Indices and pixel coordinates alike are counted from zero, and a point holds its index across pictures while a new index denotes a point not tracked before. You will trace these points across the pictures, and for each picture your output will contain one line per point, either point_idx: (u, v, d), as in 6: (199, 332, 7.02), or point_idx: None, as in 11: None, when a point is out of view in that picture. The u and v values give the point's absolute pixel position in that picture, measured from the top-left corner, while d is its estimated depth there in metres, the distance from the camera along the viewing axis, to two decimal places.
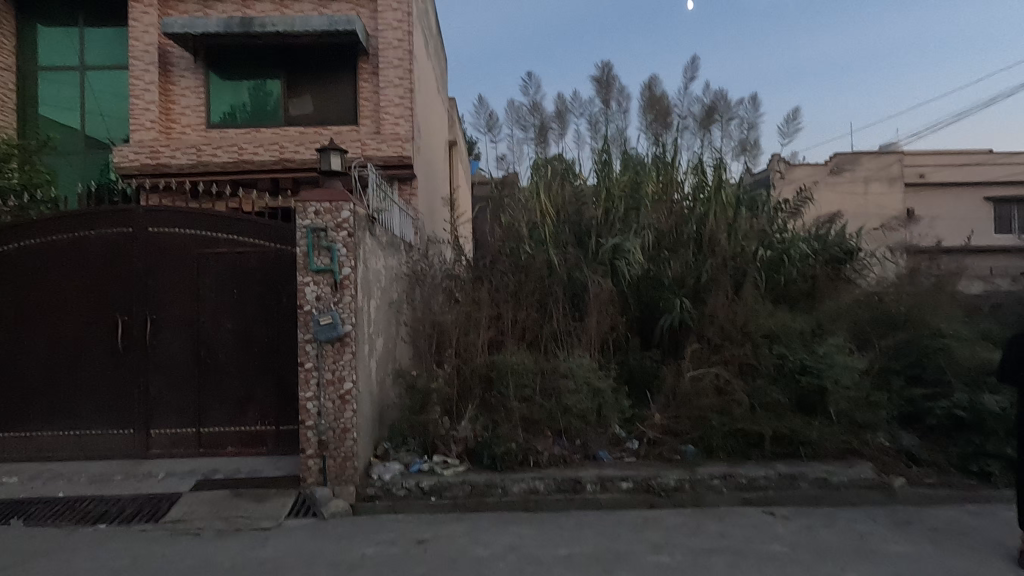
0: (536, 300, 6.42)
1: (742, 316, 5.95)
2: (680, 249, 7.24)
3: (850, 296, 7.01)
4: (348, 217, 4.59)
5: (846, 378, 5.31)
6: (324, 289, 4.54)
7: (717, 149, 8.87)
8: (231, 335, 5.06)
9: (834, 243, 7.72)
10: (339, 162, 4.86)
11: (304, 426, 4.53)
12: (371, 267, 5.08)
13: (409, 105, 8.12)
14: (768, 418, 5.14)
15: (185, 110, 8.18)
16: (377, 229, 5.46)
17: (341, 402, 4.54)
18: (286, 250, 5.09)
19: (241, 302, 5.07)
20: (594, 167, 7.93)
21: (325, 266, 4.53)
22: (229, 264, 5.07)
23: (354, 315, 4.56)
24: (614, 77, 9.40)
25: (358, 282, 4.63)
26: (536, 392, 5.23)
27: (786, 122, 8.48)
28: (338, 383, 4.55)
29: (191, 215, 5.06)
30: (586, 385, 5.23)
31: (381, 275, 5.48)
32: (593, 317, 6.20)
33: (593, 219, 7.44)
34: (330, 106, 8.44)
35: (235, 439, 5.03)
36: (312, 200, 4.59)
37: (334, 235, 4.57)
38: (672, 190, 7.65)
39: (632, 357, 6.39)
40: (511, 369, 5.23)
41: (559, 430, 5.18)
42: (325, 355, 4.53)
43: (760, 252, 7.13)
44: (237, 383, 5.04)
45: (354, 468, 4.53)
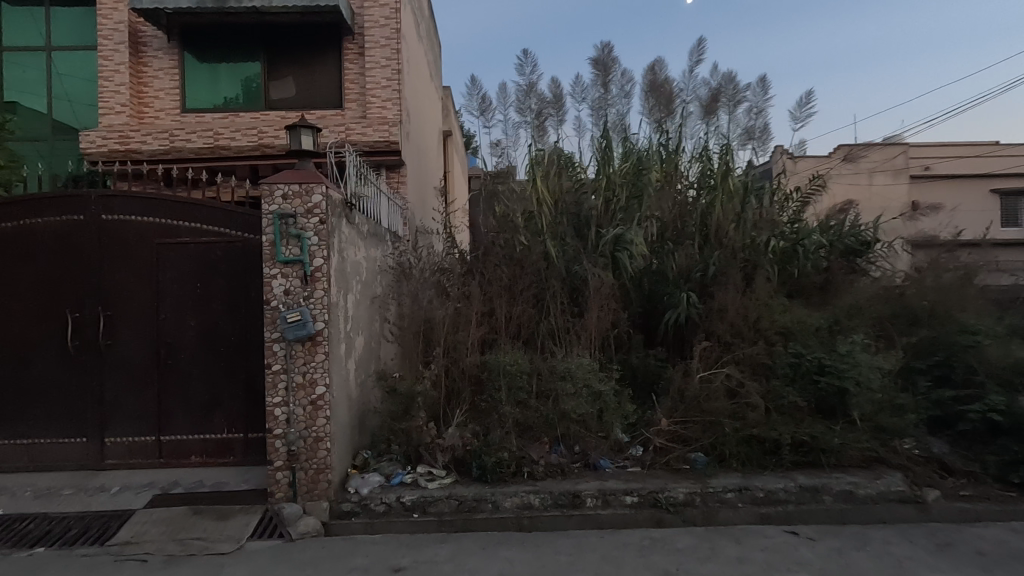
0: (532, 294, 5.93)
1: (754, 311, 5.52)
2: (685, 240, 6.83)
3: (868, 290, 6.55)
4: (320, 202, 4.11)
5: (871, 378, 4.85)
6: (294, 283, 4.08)
7: (724, 136, 8.40)
8: (195, 334, 4.58)
9: (848, 233, 7.26)
10: (311, 141, 4.38)
11: (272, 435, 4.06)
12: (348, 258, 4.60)
13: (397, 88, 7.63)
14: (786, 424, 4.68)
15: (158, 93, 7.70)
16: (357, 217, 4.97)
17: (313, 408, 4.08)
18: (253, 239, 4.61)
19: (205, 297, 4.59)
20: (593, 154, 7.46)
21: (294, 257, 4.06)
22: (192, 255, 4.59)
23: (327, 312, 4.09)
24: (614, 59, 8.91)
25: (332, 275, 4.16)
26: (532, 395, 4.76)
27: (797, 106, 8.00)
28: (310, 387, 4.08)
29: (149, 201, 4.58)
30: (586, 387, 4.76)
31: (361, 268, 5.00)
32: (593, 313, 5.73)
33: (593, 209, 7.01)
34: (313, 89, 7.93)
35: (199, 448, 4.56)
36: (281, 182, 4.11)
37: (304, 222, 4.09)
38: (677, 178, 7.19)
39: (636, 356, 5.93)
40: (504, 370, 4.74)
41: (557, 436, 4.72)
42: (295, 356, 4.07)
43: (772, 243, 6.66)
44: (202, 386, 4.57)
45: (328, 481, 4.06)
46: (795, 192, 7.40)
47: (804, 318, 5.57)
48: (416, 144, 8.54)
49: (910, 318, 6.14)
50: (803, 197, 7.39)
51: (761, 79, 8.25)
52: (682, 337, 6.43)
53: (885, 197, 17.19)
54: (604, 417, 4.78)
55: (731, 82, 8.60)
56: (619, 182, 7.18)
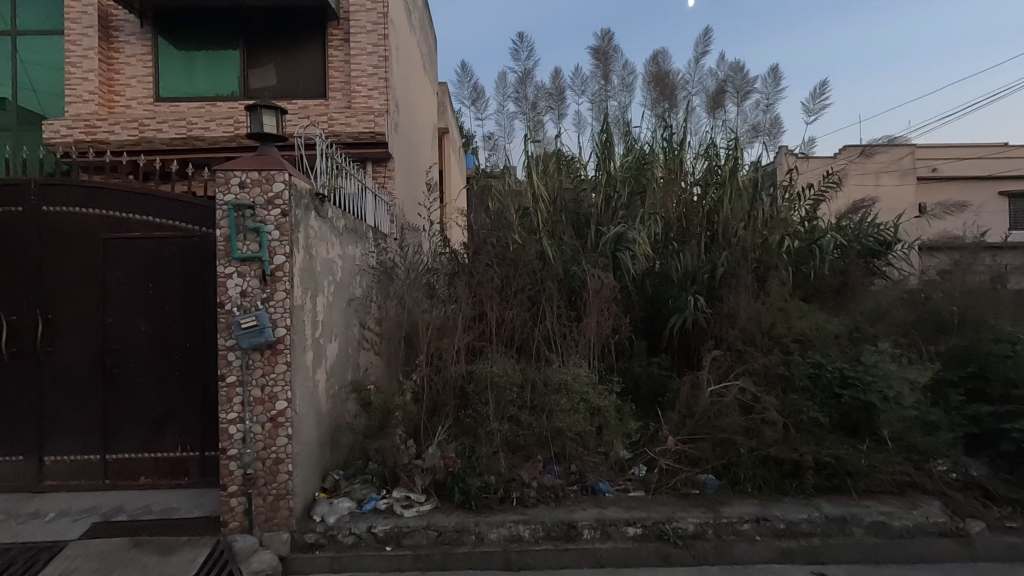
0: (526, 297, 5.43)
1: (770, 316, 5.02)
2: (691, 239, 6.34)
3: (890, 294, 6.06)
4: (282, 192, 3.62)
5: (900, 392, 4.36)
6: (251, 283, 3.59)
7: (732, 130, 7.90)
8: (145, 340, 4.08)
9: (866, 233, 6.78)
10: (275, 123, 3.88)
11: (226, 457, 3.57)
12: (318, 256, 4.12)
13: (384, 76, 7.15)
14: (806, 443, 4.19)
15: (130, 81, 7.24)
16: (331, 210, 4.49)
17: (273, 426, 3.59)
18: (207, 233, 4.12)
19: (158, 299, 4.10)
20: (593, 150, 6.98)
21: (251, 253, 3.57)
22: (143, 252, 4.10)
23: (289, 317, 3.60)
24: (615, 49, 8.44)
25: (296, 274, 3.67)
26: (524, 410, 4.27)
27: (810, 98, 7.50)
28: (269, 402, 3.59)
29: (96, 191, 4.11)
30: (583, 402, 4.22)
31: (336, 267, 4.52)
32: (592, 318, 5.23)
33: (591, 207, 6.55)
34: (296, 78, 7.46)
35: (150, 468, 4.07)
36: (237, 169, 3.61)
37: (263, 214, 3.60)
38: (682, 174, 6.71)
39: (638, 364, 5.46)
40: (492, 382, 4.25)
41: (550, 456, 4.23)
42: (252, 367, 3.58)
43: (786, 242, 6.18)
44: (153, 398, 4.07)
45: (289, 509, 3.57)
46: (808, 188, 6.82)
47: (824, 324, 5.08)
48: (406, 137, 8.07)
49: (938, 324, 5.65)
50: (815, 193, 6.80)
51: (771, 69, 7.76)
52: (688, 343, 5.97)
53: (892, 199, 16.68)
54: (603, 434, 4.27)
55: (739, 72, 8.10)
56: (620, 177, 6.71)
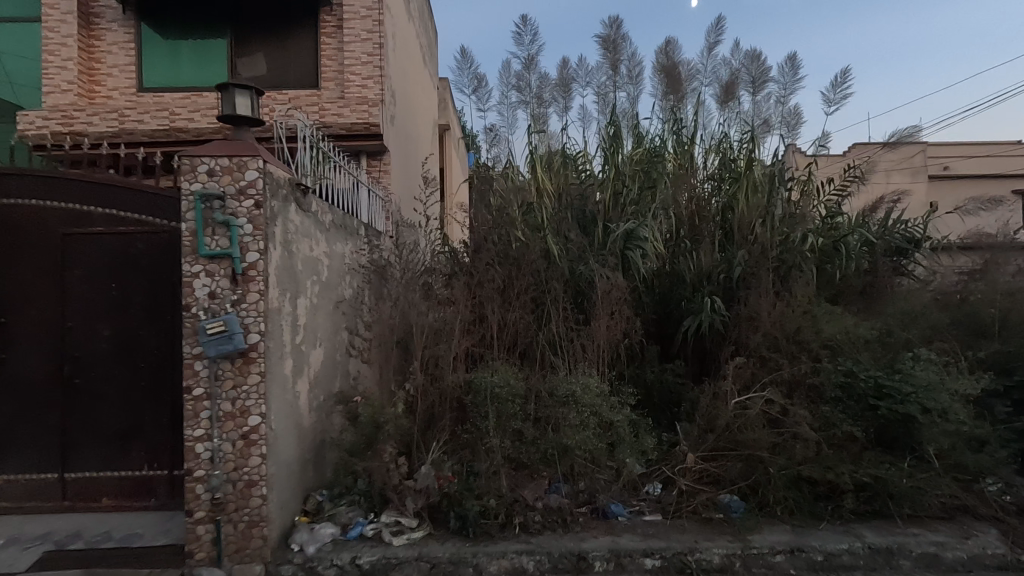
0: (530, 298, 5.01)
1: (796, 319, 4.60)
2: (704, 237, 5.93)
3: (922, 295, 5.63)
4: (255, 180, 3.22)
5: (946, 405, 3.94)
6: (221, 283, 3.19)
7: (747, 122, 7.46)
8: (109, 346, 3.69)
9: (893, 229, 6.33)
10: (250, 105, 3.48)
11: (192, 479, 3.16)
12: (300, 253, 3.72)
13: (379, 65, 6.76)
14: (842, 461, 3.77)
15: (112, 70, 6.87)
16: (315, 204, 4.08)
17: (245, 444, 3.18)
18: (173, 227, 3.72)
19: (122, 300, 3.70)
20: (600, 143, 6.58)
21: (221, 250, 3.17)
22: (106, 249, 3.71)
23: (263, 321, 3.19)
24: (624, 38, 8.02)
25: (271, 274, 3.27)
26: (528, 424, 3.84)
27: (831, 87, 7.07)
28: (241, 418, 3.19)
29: (56, 181, 3.73)
30: (593, 417, 3.78)
31: (321, 266, 4.12)
32: (602, 320, 4.80)
33: (599, 204, 6.15)
34: (287, 67, 7.06)
35: (113, 488, 3.67)
36: (205, 155, 3.21)
37: (234, 205, 3.20)
38: (695, 168, 6.30)
39: (651, 371, 5.06)
40: (493, 394, 3.80)
41: (557, 474, 3.82)
42: (222, 378, 3.18)
43: (810, 239, 5.74)
44: (116, 410, 3.68)
45: (262, 538, 3.17)
46: (828, 182, 6.40)
47: (855, 327, 4.66)
48: (403, 130, 7.69)
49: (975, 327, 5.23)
50: (836, 187, 6.38)
51: (789, 58, 7.33)
52: (703, 347, 5.58)
53: None
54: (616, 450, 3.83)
55: (754, 61, 7.65)
56: (629, 170, 6.30)
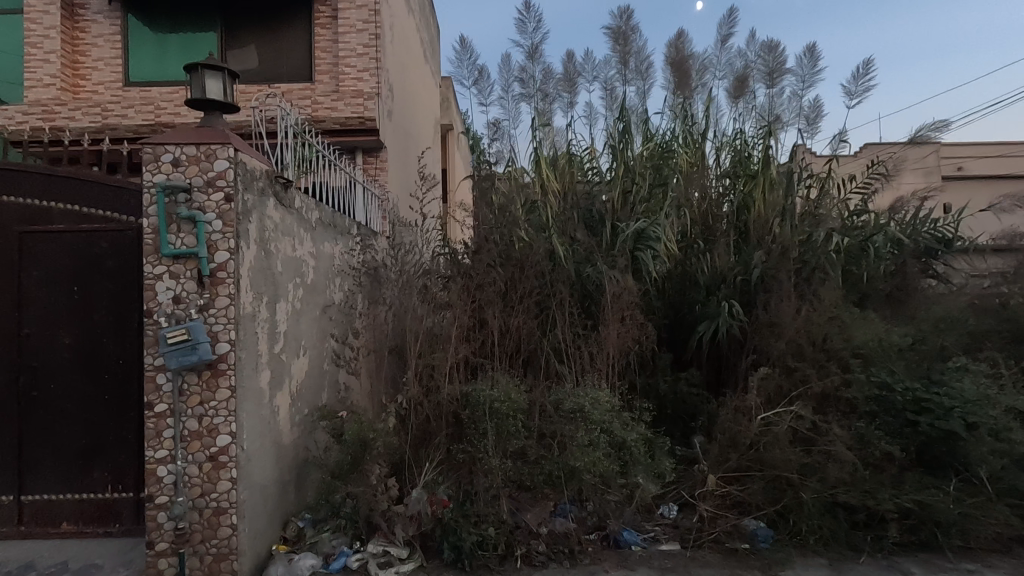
0: (533, 302, 4.64)
1: (824, 325, 4.22)
2: (719, 237, 5.56)
3: (957, 300, 5.23)
4: (225, 171, 2.88)
5: (995, 422, 3.56)
6: (186, 286, 2.84)
7: (763, 117, 7.08)
8: (70, 355, 3.36)
9: (922, 229, 5.88)
10: (222, 89, 3.13)
11: (153, 506, 2.82)
12: (280, 253, 3.38)
13: (375, 56, 6.43)
14: (881, 485, 3.39)
15: (97, 64, 6.58)
16: (298, 199, 3.74)
17: (212, 467, 2.83)
18: (134, 223, 3.40)
19: (84, 305, 3.37)
20: (608, 138, 6.22)
21: (186, 249, 2.82)
22: (66, 248, 3.38)
23: (233, 329, 2.85)
24: (633, 29, 7.65)
25: (243, 276, 2.92)
26: (531, 443, 3.47)
27: (854, 78, 6.67)
28: (208, 438, 2.83)
29: (15, 175, 3.41)
30: (603, 435, 3.40)
31: (306, 268, 3.78)
32: (612, 326, 4.41)
33: (608, 202, 5.77)
34: (279, 59, 6.74)
35: (74, 512, 3.33)
36: (170, 143, 2.87)
37: (202, 199, 2.86)
38: (709, 164, 5.93)
39: (663, 381, 4.69)
40: (491, 409, 3.47)
41: (564, 499, 3.46)
42: (187, 392, 2.83)
43: (836, 239, 5.34)
44: (77, 427, 3.34)
45: (233, 573, 2.82)
46: (851, 179, 5.99)
47: (888, 333, 4.27)
48: (401, 125, 7.35)
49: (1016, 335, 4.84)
50: (859, 183, 5.95)
51: (808, 49, 6.95)
52: (718, 355, 5.22)
53: None
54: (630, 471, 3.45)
55: (772, 51, 7.25)
56: (640, 166, 5.93)
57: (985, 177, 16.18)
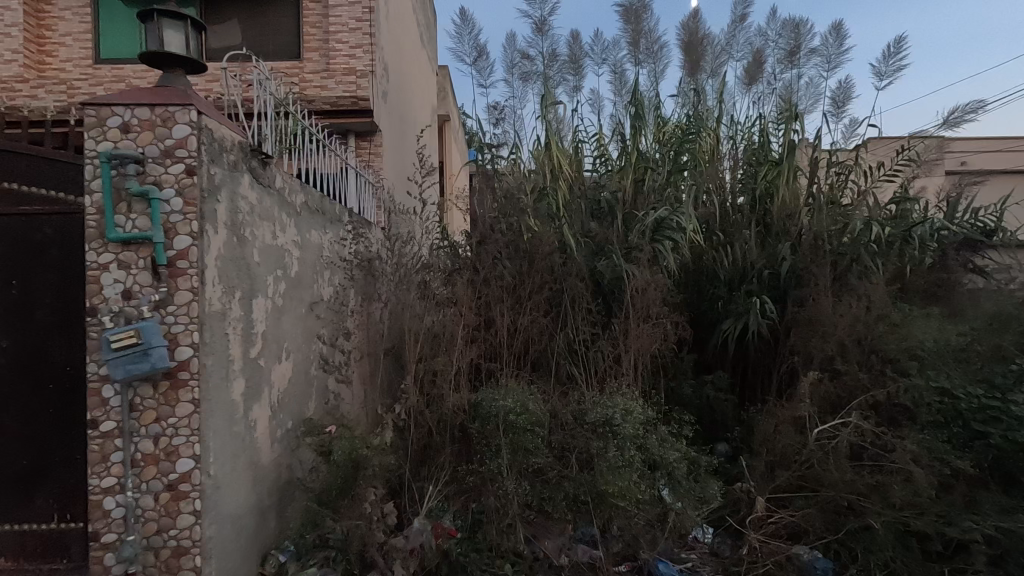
0: (545, 299, 4.09)
1: (874, 323, 3.76)
2: (744, 227, 5.10)
3: (1007, 297, 4.77)
4: (186, 138, 2.36)
5: None
6: (139, 278, 2.33)
7: (784, 101, 6.58)
8: (7, 362, 2.85)
9: (962, 219, 5.44)
10: (184, 44, 2.62)
11: (99, 546, 2.31)
12: (257, 242, 2.89)
13: (369, 31, 5.92)
14: (958, 510, 2.93)
15: (64, 39, 6.02)
16: (279, 179, 3.22)
17: (170, 498, 2.33)
18: (77, 202, 2.89)
19: (23, 303, 2.86)
20: (621, 121, 5.74)
21: (137, 233, 2.30)
22: (3, 235, 2.87)
23: (198, 331, 2.35)
24: (645, 6, 7.13)
25: (209, 266, 2.41)
26: (552, 461, 3.01)
27: (883, 57, 6.21)
28: (167, 463, 2.32)
29: None
30: (637, 453, 2.93)
31: (288, 259, 3.27)
32: (639, 324, 3.89)
33: (622, 189, 5.23)
34: (265, 35, 6.20)
35: (13, 545, 2.81)
36: (118, 103, 2.34)
37: (159, 172, 2.34)
38: (729, 149, 5.49)
39: (690, 385, 4.22)
40: (505, 423, 2.98)
41: (591, 526, 3.01)
42: (141, 408, 2.33)
43: (877, 228, 4.84)
44: (16, 446, 2.83)
45: None
46: (876, 167, 5.38)
47: (944, 333, 3.83)
48: (397, 108, 6.85)
49: None
50: (885, 172, 5.31)
51: (834, 27, 6.47)
52: (744, 356, 4.76)
53: None
54: (665, 491, 2.98)
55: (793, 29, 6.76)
56: (656, 152, 5.47)
57: (1006, 171, 15.45)
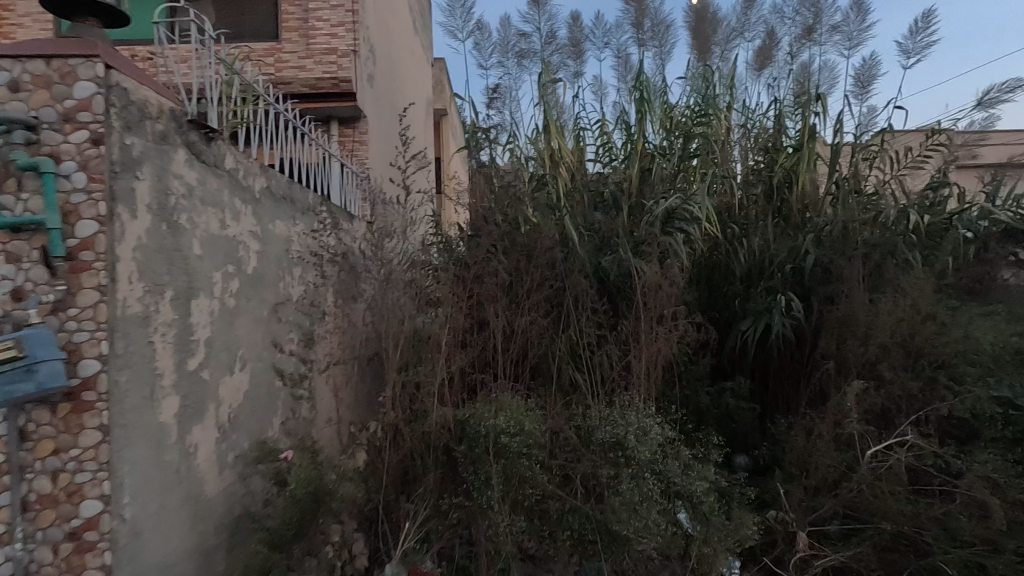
0: (545, 298, 3.60)
1: (923, 323, 3.27)
2: (764, 217, 4.61)
3: None
4: (91, 98, 1.89)
5: None
6: (30, 274, 1.84)
7: (802, 84, 6.07)
8: None
9: (1003, 206, 4.80)
10: None
11: None
12: (199, 232, 2.42)
13: (351, 8, 5.42)
14: None
15: (23, 20, 5.56)
16: (230, 159, 2.75)
17: (73, 550, 1.85)
18: None
19: None
20: (625, 103, 5.25)
21: (26, 216, 1.82)
22: None
23: (106, 340, 1.87)
24: None
25: (122, 258, 1.93)
26: (554, 492, 2.54)
27: (912, 33, 5.66)
28: (67, 505, 1.85)
29: None
30: (656, 483, 2.46)
31: (241, 253, 2.80)
32: (653, 326, 3.40)
33: (626, 177, 4.71)
34: (241, 14, 5.71)
35: None
36: (5, 55, 1.87)
37: (57, 141, 1.87)
38: (744, 133, 5.01)
39: (710, 394, 3.73)
40: (497, 446, 2.52)
41: (599, 568, 2.55)
42: (36, 436, 1.86)
43: (916, 218, 4.32)
44: None
45: None
46: (907, 151, 4.73)
47: (1003, 334, 3.33)
48: (385, 94, 6.36)
49: None
50: (915, 157, 4.72)
51: (857, 2, 5.95)
52: (765, 360, 4.25)
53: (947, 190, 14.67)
54: (684, 516, 2.51)
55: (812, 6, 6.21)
56: (664, 138, 4.97)
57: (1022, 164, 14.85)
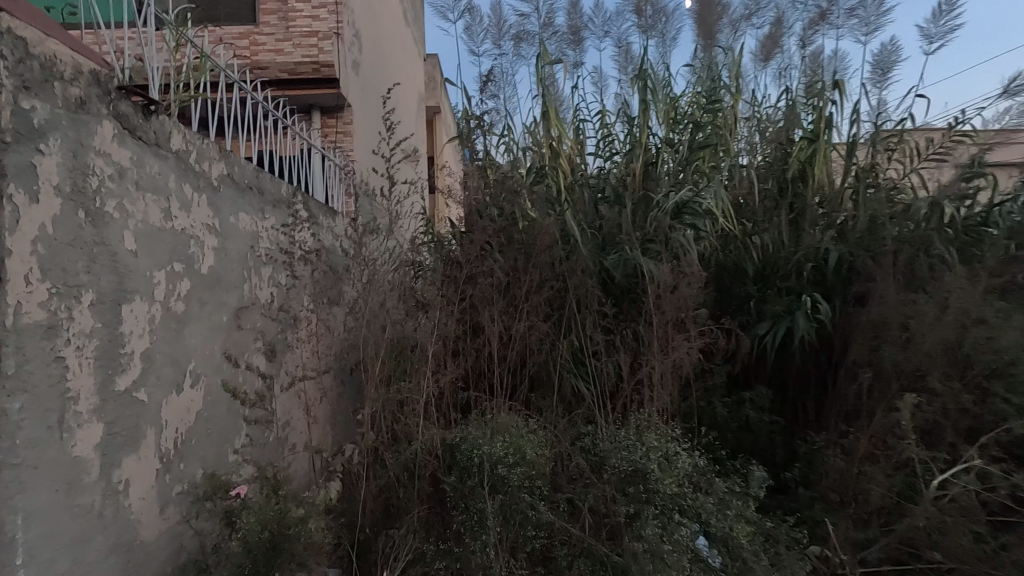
0: (545, 300, 3.17)
1: (973, 327, 2.88)
2: (782, 211, 4.23)
3: None
4: None
5: None
6: None
7: (817, 71, 5.70)
8: None
9: None
10: None
11: None
12: (133, 223, 2.01)
13: None
14: None
15: None
16: (178, 139, 2.34)
17: None
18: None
19: None
20: (630, 90, 4.86)
21: None
22: None
23: None
24: None
25: (13, 252, 1.52)
26: (561, 529, 2.20)
27: (934, 16, 5.28)
28: None
29: None
30: (681, 521, 2.12)
31: (193, 250, 2.39)
32: (669, 333, 3.00)
33: (632, 169, 4.31)
34: None
35: None
36: None
37: None
38: (758, 121, 4.63)
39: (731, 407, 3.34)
40: (495, 480, 2.17)
41: None
42: None
43: (950, 211, 3.93)
44: None
45: None
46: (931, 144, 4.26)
47: None
48: (372, 82, 5.94)
49: None
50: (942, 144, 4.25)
51: None
52: (786, 367, 3.85)
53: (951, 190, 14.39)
54: (705, 545, 2.22)
55: None
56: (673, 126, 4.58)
57: None
